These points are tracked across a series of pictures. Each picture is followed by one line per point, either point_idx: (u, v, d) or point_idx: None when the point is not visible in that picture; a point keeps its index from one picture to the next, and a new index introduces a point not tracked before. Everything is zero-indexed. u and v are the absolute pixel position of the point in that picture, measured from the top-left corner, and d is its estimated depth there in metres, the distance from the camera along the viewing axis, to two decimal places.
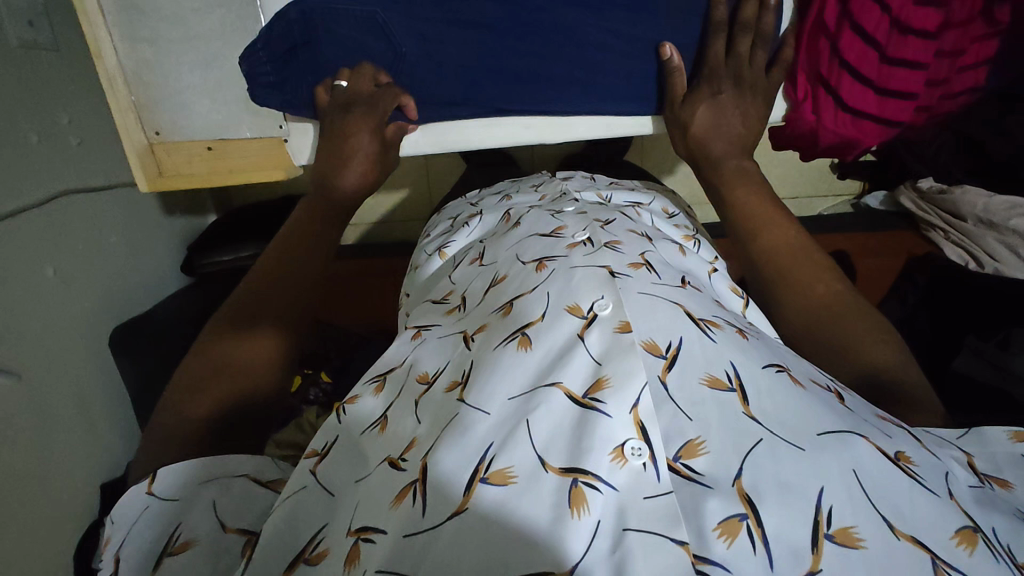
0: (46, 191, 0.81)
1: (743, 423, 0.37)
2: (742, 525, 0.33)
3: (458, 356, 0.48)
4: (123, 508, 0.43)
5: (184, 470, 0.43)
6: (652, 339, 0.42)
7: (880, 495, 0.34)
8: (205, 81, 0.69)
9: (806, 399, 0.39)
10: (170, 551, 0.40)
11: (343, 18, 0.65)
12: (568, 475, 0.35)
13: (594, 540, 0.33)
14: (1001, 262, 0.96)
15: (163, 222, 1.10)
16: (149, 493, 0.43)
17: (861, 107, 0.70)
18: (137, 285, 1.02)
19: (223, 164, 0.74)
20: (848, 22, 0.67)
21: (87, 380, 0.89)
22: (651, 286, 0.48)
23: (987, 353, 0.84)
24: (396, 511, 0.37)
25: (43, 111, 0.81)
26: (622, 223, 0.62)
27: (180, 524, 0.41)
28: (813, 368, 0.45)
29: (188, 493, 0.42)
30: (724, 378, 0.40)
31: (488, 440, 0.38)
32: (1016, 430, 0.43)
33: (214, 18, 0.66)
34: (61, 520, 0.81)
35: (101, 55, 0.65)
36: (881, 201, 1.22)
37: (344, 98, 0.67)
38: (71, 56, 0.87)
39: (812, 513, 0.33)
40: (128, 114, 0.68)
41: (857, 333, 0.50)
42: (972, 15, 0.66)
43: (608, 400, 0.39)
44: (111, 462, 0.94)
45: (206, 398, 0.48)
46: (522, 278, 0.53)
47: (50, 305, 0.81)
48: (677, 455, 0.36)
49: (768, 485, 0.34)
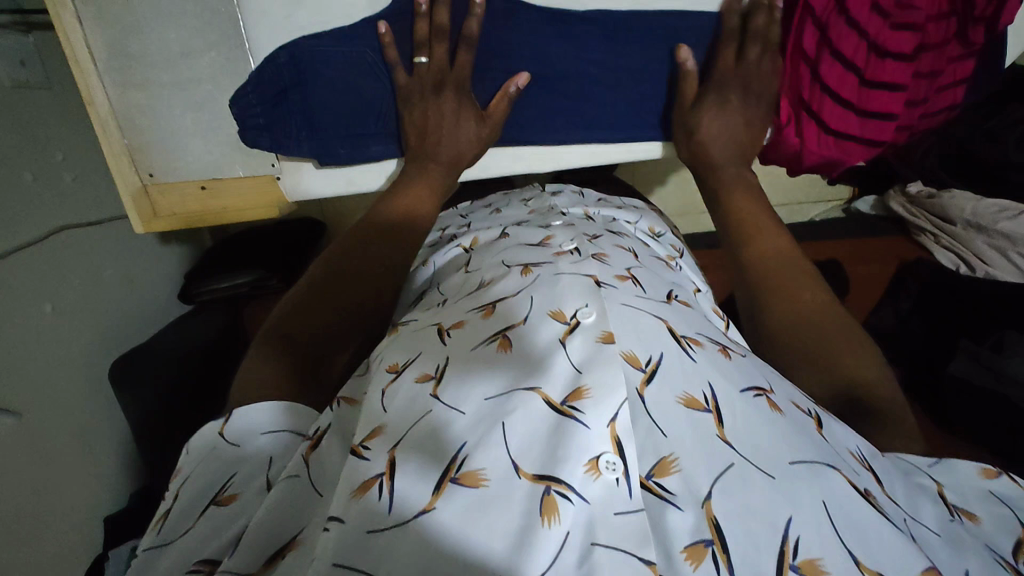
0: (41, 230, 0.81)
1: (717, 446, 0.39)
2: (707, 551, 0.34)
3: (430, 348, 0.46)
4: (198, 440, 0.45)
5: (253, 418, 0.44)
6: (633, 352, 0.43)
7: (849, 530, 0.36)
8: (197, 124, 0.69)
9: (781, 423, 0.41)
10: (218, 500, 0.41)
11: (332, 60, 0.66)
12: (541, 483, 0.36)
13: (562, 552, 0.33)
14: (991, 264, 0.96)
15: (160, 252, 1.11)
16: (219, 434, 0.44)
17: (844, 130, 0.71)
18: (136, 318, 1.03)
19: (218, 203, 0.74)
20: (827, 50, 0.69)
21: (88, 415, 0.89)
22: (635, 299, 0.49)
23: (982, 357, 0.86)
24: (357, 503, 0.36)
25: (38, 150, 0.82)
26: (609, 237, 0.63)
27: (234, 476, 0.42)
28: (795, 391, 0.47)
29: (249, 444, 0.44)
30: (700, 398, 0.41)
31: (463, 438, 0.38)
32: (983, 468, 0.48)
33: (205, 61, 0.66)
34: (61, 557, 0.81)
35: (93, 103, 0.65)
36: (871, 206, 1.21)
37: (431, 75, 0.68)
38: (63, 93, 0.87)
39: (778, 543, 0.34)
40: (122, 158, 0.68)
41: (840, 348, 0.55)
42: (948, 39, 0.69)
43: (586, 410, 0.39)
44: (114, 495, 0.93)
45: (281, 362, 0.50)
46: (508, 281, 0.52)
47: (49, 344, 0.81)
48: (650, 473, 0.38)
49: (736, 513, 0.36)
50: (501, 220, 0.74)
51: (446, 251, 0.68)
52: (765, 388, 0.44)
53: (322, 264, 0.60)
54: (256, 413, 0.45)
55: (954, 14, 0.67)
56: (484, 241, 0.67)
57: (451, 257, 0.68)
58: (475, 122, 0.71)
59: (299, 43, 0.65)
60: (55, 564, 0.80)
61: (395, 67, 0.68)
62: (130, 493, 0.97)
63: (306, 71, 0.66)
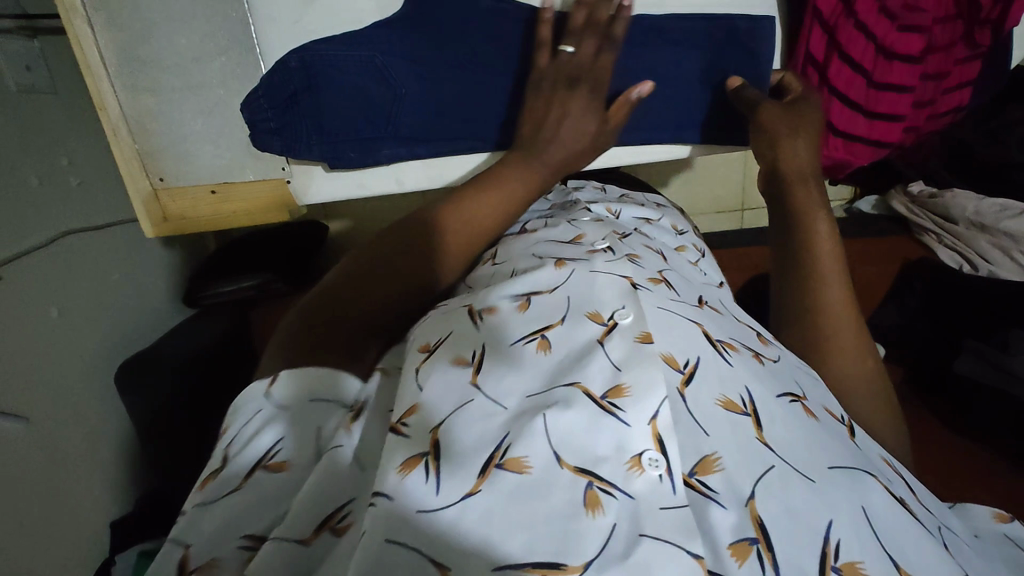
0: (47, 233, 0.82)
1: (757, 448, 0.40)
2: (752, 549, 0.36)
3: (463, 330, 0.46)
4: (245, 402, 0.47)
5: (300, 382, 0.46)
6: (671, 353, 0.44)
7: (887, 536, 0.38)
8: (208, 129, 0.69)
9: (815, 430, 0.44)
10: (267, 466, 0.41)
11: (342, 64, 0.66)
12: (583, 476, 0.37)
13: (609, 542, 0.34)
14: (996, 263, 0.95)
15: (164, 255, 1.11)
16: (268, 397, 0.46)
17: (852, 130, 0.73)
18: (141, 321, 1.03)
19: (228, 207, 0.74)
20: (837, 52, 0.68)
21: (94, 420, 0.89)
22: (669, 303, 0.50)
23: (988, 354, 0.87)
24: (405, 482, 0.36)
25: (44, 154, 0.82)
26: (638, 237, 0.65)
27: (281, 442, 0.43)
28: (826, 397, 0.50)
29: (298, 409, 0.45)
30: (738, 402, 0.43)
31: (505, 430, 0.39)
32: (997, 511, 0.52)
33: (215, 66, 0.66)
34: (69, 558, 0.82)
35: (105, 107, 0.65)
36: (874, 206, 1.19)
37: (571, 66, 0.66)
38: (69, 99, 0.88)
39: (820, 546, 0.36)
40: (133, 162, 0.68)
41: (875, 414, 0.56)
42: (955, 40, 0.69)
43: (627, 408, 0.40)
44: (121, 495, 0.94)
45: (292, 355, 0.49)
46: (542, 272, 0.51)
47: (56, 349, 0.82)
48: (693, 471, 0.39)
49: (780, 514, 0.37)
50: (525, 215, 0.76)
51: None
52: (798, 394, 0.47)
53: (349, 262, 0.58)
54: (308, 380, 0.46)
55: (960, 17, 0.68)
56: (511, 233, 0.68)
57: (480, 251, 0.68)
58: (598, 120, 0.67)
59: (309, 47, 0.66)
60: (65, 564, 0.81)
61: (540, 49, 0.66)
62: (137, 494, 0.97)
63: (316, 74, 0.66)
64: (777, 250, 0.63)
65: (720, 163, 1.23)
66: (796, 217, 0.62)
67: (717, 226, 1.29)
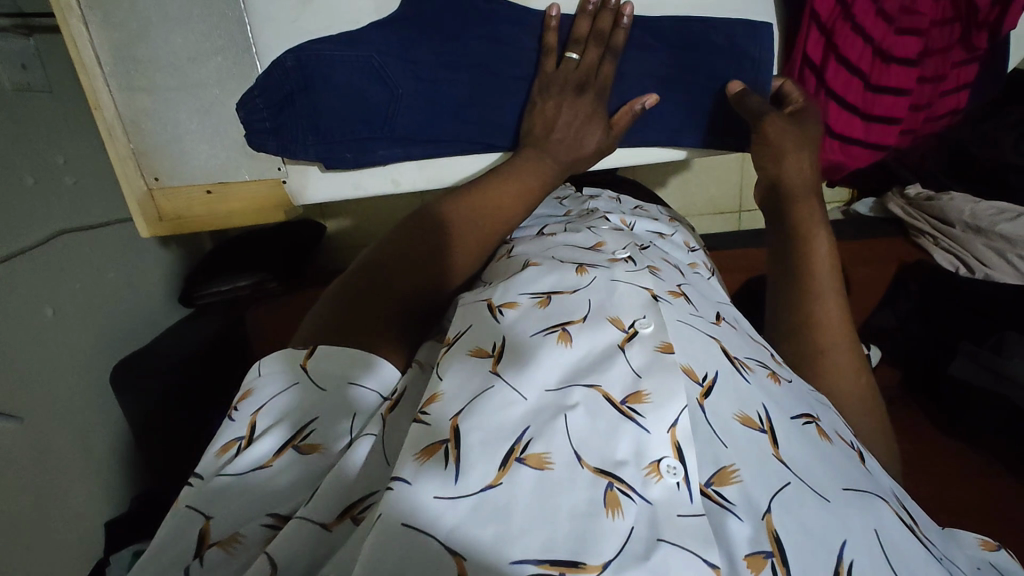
0: (42, 232, 0.81)
1: (774, 465, 0.41)
2: (766, 562, 0.36)
3: (482, 323, 0.48)
4: (279, 371, 0.47)
5: (338, 363, 0.46)
6: (690, 365, 0.46)
7: (899, 559, 0.38)
8: (204, 129, 0.69)
9: (829, 450, 0.45)
10: (298, 446, 0.42)
11: (338, 64, 0.66)
12: (603, 477, 0.37)
13: (628, 544, 0.35)
14: (992, 267, 0.94)
15: (160, 255, 1.10)
16: (304, 370, 0.46)
17: (850, 133, 0.72)
18: (136, 321, 1.02)
19: (223, 208, 0.74)
20: (833, 54, 0.68)
21: (89, 420, 0.88)
22: (687, 316, 0.52)
23: (982, 356, 0.88)
24: (423, 466, 0.36)
25: (38, 152, 0.81)
26: (656, 252, 0.67)
27: (315, 421, 0.43)
28: (837, 421, 0.51)
29: (334, 390, 0.45)
30: (755, 418, 0.44)
31: (526, 423, 0.39)
32: (983, 539, 0.52)
33: (211, 66, 0.66)
34: (63, 559, 0.81)
35: (100, 107, 0.65)
36: (871, 208, 1.19)
37: (577, 73, 0.68)
38: (64, 97, 0.87)
39: (834, 563, 0.37)
40: (128, 162, 0.68)
41: (867, 433, 0.56)
42: (951, 43, 0.69)
43: (647, 414, 0.41)
44: (116, 496, 0.93)
45: (323, 337, 0.49)
46: (564, 274, 0.53)
47: (50, 350, 0.81)
48: (710, 481, 0.40)
49: (794, 530, 0.38)
50: (539, 220, 0.77)
51: None
52: (812, 415, 0.48)
53: (375, 251, 0.59)
54: (347, 362, 0.47)
55: (957, 20, 0.68)
56: (525, 235, 0.68)
57: None
58: (602, 131, 0.70)
59: (306, 47, 0.65)
60: (59, 566, 0.80)
61: (549, 54, 0.69)
62: (132, 494, 0.96)
63: (312, 75, 0.66)
64: (773, 266, 0.64)
65: (718, 164, 1.23)
66: (795, 232, 0.63)
67: (714, 228, 1.30)
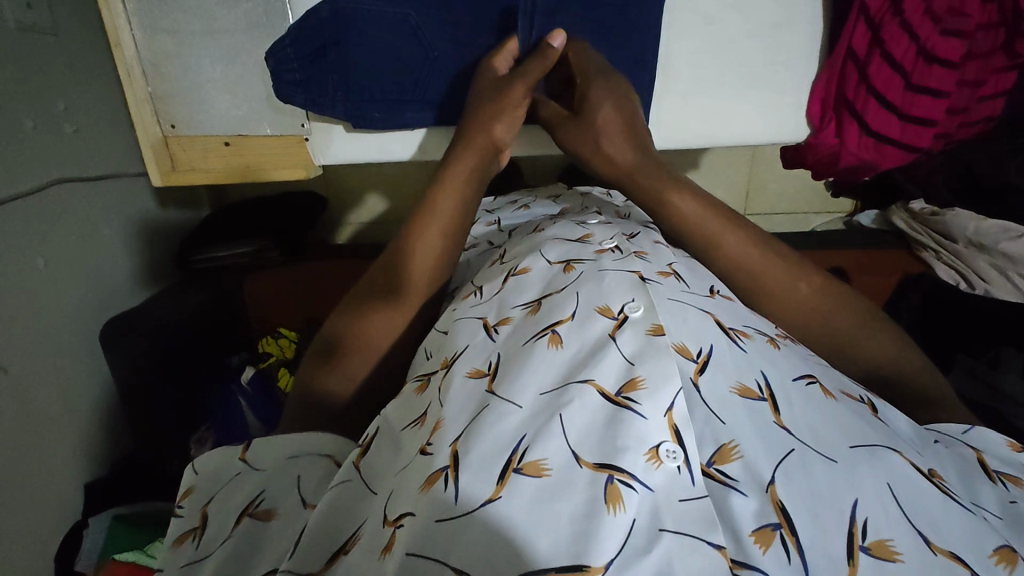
0: (40, 178, 0.78)
1: (777, 432, 0.41)
2: (775, 535, 0.35)
3: (479, 342, 0.50)
4: (211, 465, 0.49)
5: (274, 446, 0.49)
6: (684, 343, 0.45)
7: (914, 511, 0.38)
8: (226, 77, 0.68)
9: (833, 410, 0.44)
10: (253, 514, 0.45)
11: (376, 20, 0.64)
12: (603, 471, 0.37)
13: (630, 537, 0.34)
14: (992, 282, 0.96)
15: (159, 213, 1.08)
16: (241, 460, 0.49)
17: (885, 131, 0.73)
18: (131, 277, 1.00)
19: (240, 160, 0.73)
20: (879, 49, 0.69)
21: (76, 375, 0.86)
22: (680, 294, 0.51)
23: (979, 371, 0.86)
24: (426, 495, 0.38)
25: (40, 97, 0.78)
26: (648, 235, 0.65)
27: (264, 492, 0.47)
28: (846, 380, 0.51)
29: (276, 464, 0.49)
30: (754, 388, 0.44)
31: (521, 431, 0.39)
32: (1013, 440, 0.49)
33: (239, 13, 0.65)
34: (46, 516, 0.79)
35: (120, 46, 0.65)
36: (873, 220, 1.23)
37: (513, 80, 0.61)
38: (69, 43, 0.84)
39: (847, 524, 0.36)
40: (144, 105, 0.69)
41: (855, 329, 0.57)
42: (994, 49, 0.70)
43: (642, 400, 0.41)
44: (100, 455, 0.91)
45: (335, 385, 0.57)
46: (552, 276, 0.55)
47: (38, 301, 0.78)
48: (711, 461, 0.39)
49: (801, 497, 0.37)
50: (534, 218, 0.81)
51: (478, 246, 0.76)
52: (814, 376, 0.48)
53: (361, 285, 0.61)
54: (287, 444, 0.49)
55: (1001, 26, 0.68)
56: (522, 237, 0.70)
57: (481, 250, 0.75)
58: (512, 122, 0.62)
59: None
60: (41, 523, 0.78)
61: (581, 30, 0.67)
62: (116, 455, 0.94)
63: (347, 28, 0.63)
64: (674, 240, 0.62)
65: (725, 160, 1.25)
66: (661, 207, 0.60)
67: None
